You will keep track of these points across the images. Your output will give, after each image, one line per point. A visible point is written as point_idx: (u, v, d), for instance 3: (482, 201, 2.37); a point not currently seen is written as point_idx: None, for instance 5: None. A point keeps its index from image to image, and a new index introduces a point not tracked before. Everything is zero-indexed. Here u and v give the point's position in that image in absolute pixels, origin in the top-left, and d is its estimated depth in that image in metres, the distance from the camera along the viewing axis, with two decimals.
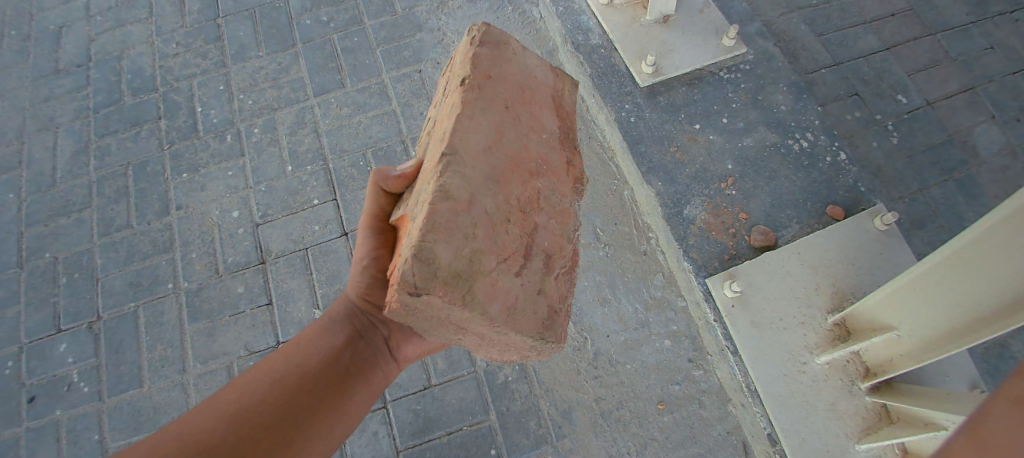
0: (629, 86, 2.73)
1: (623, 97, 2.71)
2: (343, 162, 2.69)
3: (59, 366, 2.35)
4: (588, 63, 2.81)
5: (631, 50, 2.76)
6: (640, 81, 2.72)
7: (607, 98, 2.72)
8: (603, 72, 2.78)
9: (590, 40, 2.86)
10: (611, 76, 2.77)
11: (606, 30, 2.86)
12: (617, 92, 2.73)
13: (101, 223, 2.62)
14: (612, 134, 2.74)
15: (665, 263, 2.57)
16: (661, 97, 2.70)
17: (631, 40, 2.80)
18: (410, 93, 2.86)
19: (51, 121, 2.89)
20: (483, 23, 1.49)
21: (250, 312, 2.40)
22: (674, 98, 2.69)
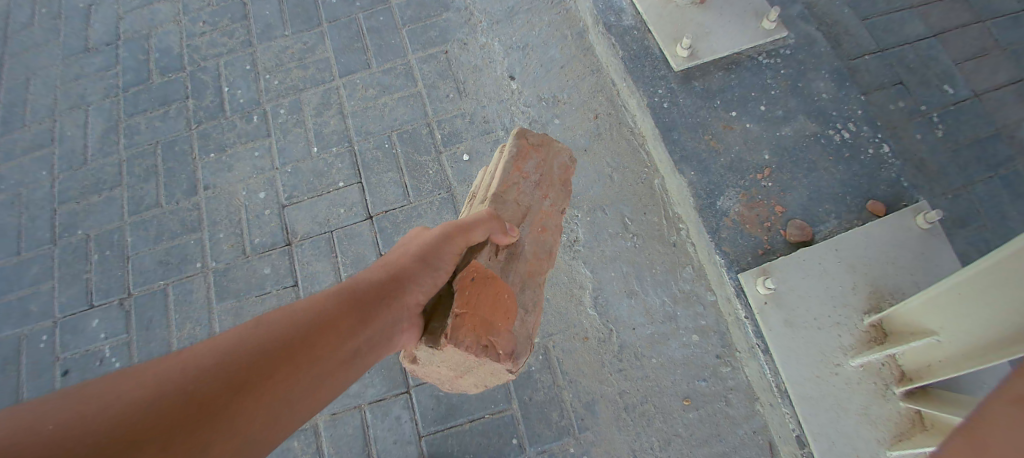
0: (663, 69, 2.62)
1: (656, 82, 2.59)
2: (368, 144, 2.67)
3: (91, 342, 2.42)
4: (621, 46, 2.69)
5: (667, 34, 2.65)
6: (674, 65, 2.60)
7: (641, 81, 2.60)
8: (636, 56, 2.66)
9: (622, 21, 2.74)
10: (643, 59, 2.65)
11: (640, 11, 2.74)
12: (650, 76, 2.61)
13: (130, 202, 2.64)
14: (643, 119, 2.61)
15: (695, 256, 2.48)
16: (696, 82, 2.59)
17: (666, 22, 2.68)
18: (437, 74, 2.81)
19: (81, 99, 2.91)
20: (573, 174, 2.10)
21: (276, 292, 2.44)
22: (710, 83, 2.58)
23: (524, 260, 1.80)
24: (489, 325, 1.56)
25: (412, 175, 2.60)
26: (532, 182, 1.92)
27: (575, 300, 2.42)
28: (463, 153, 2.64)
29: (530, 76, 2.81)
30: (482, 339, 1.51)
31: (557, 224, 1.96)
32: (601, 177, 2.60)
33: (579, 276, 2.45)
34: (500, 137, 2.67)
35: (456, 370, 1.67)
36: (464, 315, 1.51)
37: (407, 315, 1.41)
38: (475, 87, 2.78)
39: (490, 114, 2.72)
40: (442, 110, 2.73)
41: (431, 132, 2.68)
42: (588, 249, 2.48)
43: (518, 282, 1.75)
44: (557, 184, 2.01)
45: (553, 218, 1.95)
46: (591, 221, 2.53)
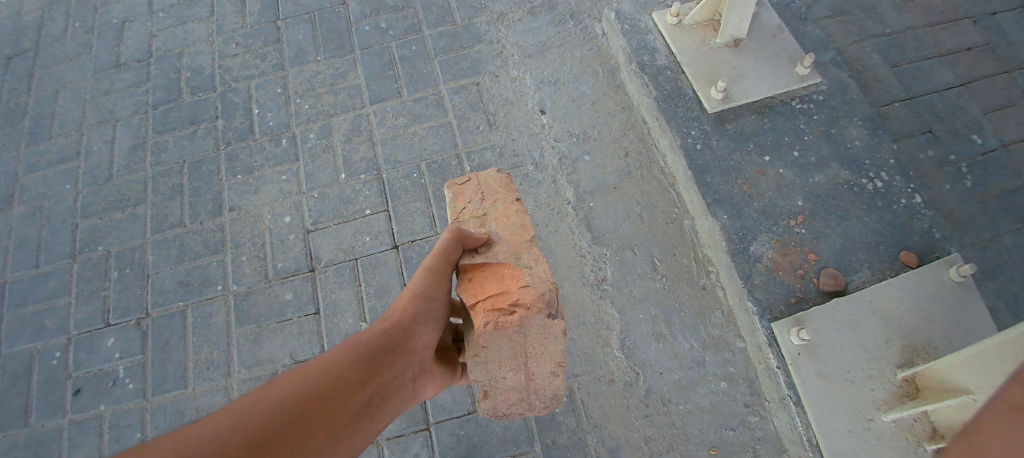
0: (696, 110, 2.64)
1: (689, 123, 2.61)
2: (396, 172, 2.66)
3: (105, 362, 2.37)
4: (654, 85, 2.71)
5: (701, 75, 2.66)
6: (708, 107, 2.61)
7: (673, 122, 2.62)
8: (669, 95, 2.68)
9: (656, 61, 2.77)
10: (675, 100, 2.67)
11: (674, 52, 2.77)
12: (684, 117, 2.62)
13: (154, 220, 2.62)
14: (676, 160, 2.60)
15: (725, 300, 2.43)
16: (729, 125, 2.59)
17: (699, 64, 2.69)
18: (467, 106, 2.82)
19: (110, 115, 2.91)
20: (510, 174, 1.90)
21: (297, 319, 2.40)
22: (743, 127, 2.59)
23: (500, 243, 1.64)
24: (499, 299, 1.48)
25: (439, 205, 2.57)
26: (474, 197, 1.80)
27: (603, 341, 2.38)
28: None
29: (560, 111, 2.81)
30: (497, 313, 1.45)
31: (516, 207, 1.75)
32: (631, 216, 2.59)
33: (607, 317, 2.41)
34: (530, 172, 2.66)
35: (524, 363, 1.56)
36: (474, 306, 1.50)
37: (416, 361, 1.47)
38: (506, 120, 2.78)
39: (520, 147, 2.72)
40: (471, 141, 2.72)
41: (460, 163, 2.67)
42: (616, 290, 2.45)
43: (509, 256, 1.60)
44: (499, 185, 1.83)
45: (508, 206, 1.76)
46: (620, 260, 2.50)
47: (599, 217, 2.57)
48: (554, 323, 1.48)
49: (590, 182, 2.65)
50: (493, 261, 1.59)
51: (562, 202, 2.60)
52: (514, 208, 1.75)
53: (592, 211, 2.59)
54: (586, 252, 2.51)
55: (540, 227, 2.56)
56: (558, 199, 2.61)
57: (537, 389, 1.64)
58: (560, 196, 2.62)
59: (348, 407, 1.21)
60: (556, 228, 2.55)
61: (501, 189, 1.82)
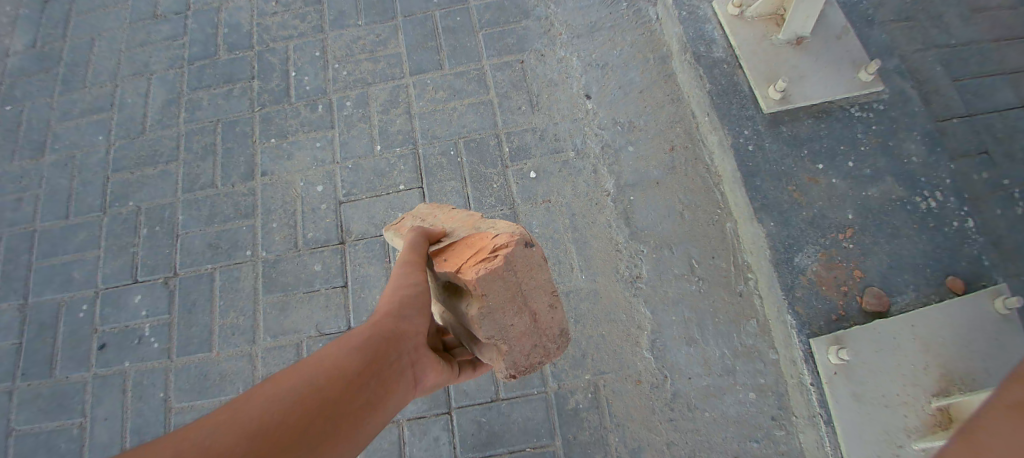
0: (751, 109, 2.54)
1: (742, 121, 2.52)
2: (433, 149, 2.58)
3: (132, 318, 2.40)
4: (709, 79, 2.61)
5: (760, 73, 2.57)
6: (764, 106, 2.52)
7: (725, 119, 2.53)
8: (723, 91, 2.59)
9: (712, 53, 2.68)
10: (731, 95, 2.58)
11: (734, 47, 2.67)
12: (737, 114, 2.53)
13: (186, 179, 2.58)
14: (726, 161, 2.52)
15: (762, 309, 2.38)
16: (784, 127, 2.50)
17: (759, 60, 2.59)
18: (510, 84, 2.72)
19: (145, 66, 2.84)
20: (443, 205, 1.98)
21: (324, 291, 2.37)
22: (797, 130, 2.49)
23: (459, 230, 1.65)
24: (477, 254, 1.46)
25: (475, 186, 2.51)
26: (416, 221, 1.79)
27: (632, 341, 2.33)
28: (529, 171, 2.54)
29: (606, 98, 2.71)
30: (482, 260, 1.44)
31: (460, 213, 1.79)
32: (671, 214, 2.52)
33: (638, 316, 2.36)
34: (570, 159, 2.57)
35: (523, 303, 1.47)
36: (460, 267, 1.45)
37: (414, 345, 1.26)
38: (549, 102, 2.68)
39: (562, 132, 2.62)
40: (512, 122, 2.63)
41: (498, 144, 2.58)
42: (650, 288, 2.39)
43: (470, 229, 1.61)
44: (434, 211, 1.87)
45: (453, 213, 1.79)
46: (657, 259, 2.44)
47: (639, 212, 2.50)
48: (531, 249, 1.49)
49: (632, 175, 2.56)
50: (458, 239, 1.57)
51: (601, 193, 2.51)
52: (459, 213, 1.79)
53: (632, 205, 2.51)
54: (622, 247, 2.44)
55: (578, 217, 2.47)
56: (597, 190, 2.52)
57: (546, 330, 1.50)
58: (600, 187, 2.53)
59: (351, 397, 1.01)
60: (594, 220, 2.47)
61: (438, 211, 1.85)
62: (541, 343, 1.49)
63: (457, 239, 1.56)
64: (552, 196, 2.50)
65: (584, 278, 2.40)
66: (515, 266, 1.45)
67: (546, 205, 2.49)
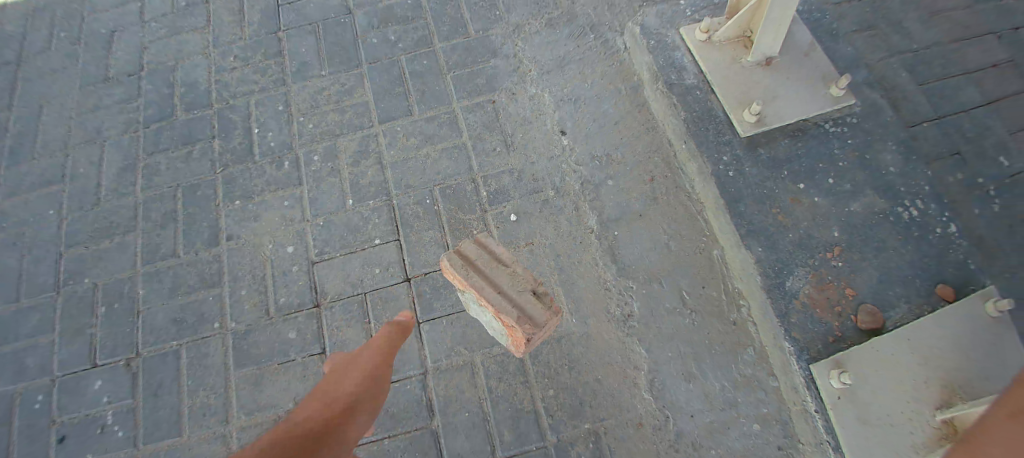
0: (727, 133, 2.56)
1: (721, 147, 2.52)
2: (408, 198, 2.48)
3: (92, 406, 2.21)
4: (683, 106, 2.63)
5: (734, 97, 2.58)
6: (741, 130, 2.52)
7: (703, 146, 2.54)
8: (699, 117, 2.60)
9: (685, 80, 2.69)
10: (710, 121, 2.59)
11: (705, 73, 2.67)
12: (715, 141, 2.54)
13: (146, 250, 2.43)
14: (707, 190, 2.51)
15: (758, 335, 2.31)
16: (762, 150, 2.51)
17: (731, 85, 2.61)
18: (483, 126, 2.66)
19: (97, 133, 2.70)
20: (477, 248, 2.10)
21: (301, 360, 2.23)
22: (775, 152, 2.49)
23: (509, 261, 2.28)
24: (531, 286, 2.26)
25: (454, 234, 2.41)
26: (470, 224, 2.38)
27: (631, 382, 2.24)
28: (510, 213, 2.47)
29: (582, 132, 2.68)
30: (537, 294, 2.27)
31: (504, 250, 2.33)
32: (658, 246, 2.47)
33: (634, 356, 2.28)
34: (550, 198, 2.51)
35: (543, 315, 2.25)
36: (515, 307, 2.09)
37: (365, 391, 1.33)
38: (524, 141, 2.64)
39: (540, 171, 2.57)
40: (487, 165, 2.56)
41: (476, 188, 2.51)
42: (643, 325, 2.32)
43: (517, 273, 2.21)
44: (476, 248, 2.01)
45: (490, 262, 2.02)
46: (647, 294, 2.38)
47: (625, 246, 2.45)
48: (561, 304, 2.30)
49: (614, 209, 2.52)
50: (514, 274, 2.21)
51: (584, 230, 2.46)
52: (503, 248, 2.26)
53: (617, 240, 2.46)
54: (611, 285, 2.38)
55: (562, 257, 2.41)
56: (581, 227, 2.47)
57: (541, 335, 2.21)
58: (583, 224, 2.47)
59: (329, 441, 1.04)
60: (580, 259, 2.41)
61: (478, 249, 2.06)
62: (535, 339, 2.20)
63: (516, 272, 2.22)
64: (535, 238, 2.43)
65: (573, 322, 2.31)
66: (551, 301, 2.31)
67: (530, 247, 2.42)
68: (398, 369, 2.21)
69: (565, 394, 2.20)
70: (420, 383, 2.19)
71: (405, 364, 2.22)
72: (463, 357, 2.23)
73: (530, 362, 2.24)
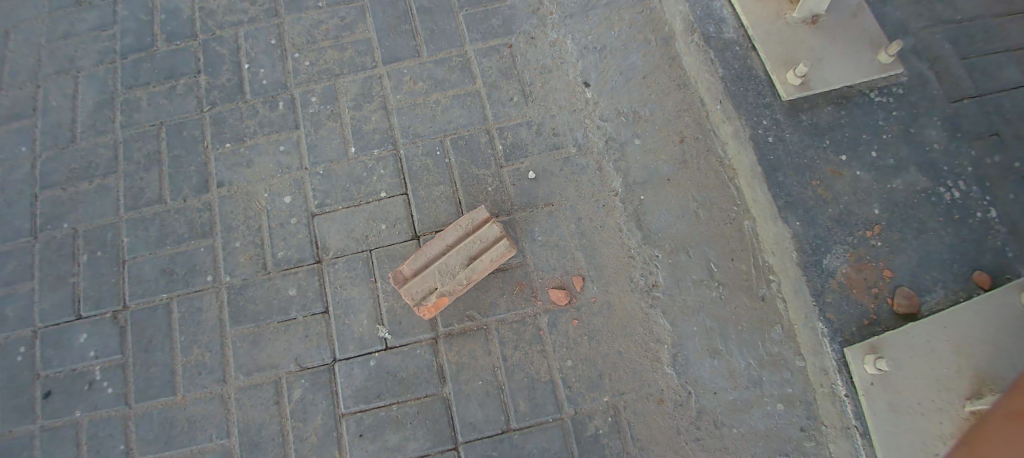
0: (768, 96, 2.34)
1: (760, 110, 2.31)
2: (416, 148, 2.24)
3: (79, 361, 2.08)
4: (720, 63, 2.39)
5: (778, 57, 2.34)
6: (785, 93, 2.29)
7: (742, 107, 2.32)
8: (739, 76, 2.37)
9: (723, 33, 2.44)
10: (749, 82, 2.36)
11: (748, 29, 2.43)
12: (756, 102, 2.32)
13: (129, 194, 2.23)
14: (743, 156, 2.29)
15: (786, 313, 2.17)
16: (804, 116, 2.31)
17: (775, 43, 2.37)
18: (499, 72, 2.37)
19: (70, 63, 2.43)
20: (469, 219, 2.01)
21: (302, 319, 2.08)
22: (819, 119, 2.30)
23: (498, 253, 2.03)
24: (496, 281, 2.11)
25: (467, 190, 2.21)
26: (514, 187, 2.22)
27: (653, 356, 2.14)
28: (527, 171, 2.25)
29: (606, 86, 2.41)
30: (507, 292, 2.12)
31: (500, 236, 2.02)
32: (687, 213, 2.30)
33: (657, 328, 2.17)
34: (571, 155, 2.29)
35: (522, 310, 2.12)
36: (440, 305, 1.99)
37: None
38: (543, 92, 2.35)
39: (561, 126, 2.32)
40: (503, 116, 2.30)
41: (490, 141, 2.27)
42: (668, 298, 2.20)
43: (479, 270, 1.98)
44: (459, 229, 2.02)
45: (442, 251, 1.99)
46: (674, 264, 2.23)
47: (651, 212, 2.27)
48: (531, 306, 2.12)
49: (640, 172, 2.31)
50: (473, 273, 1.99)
51: (609, 193, 2.26)
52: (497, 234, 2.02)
53: (643, 205, 2.27)
54: (636, 253, 2.22)
55: (585, 221, 2.22)
56: (604, 190, 2.27)
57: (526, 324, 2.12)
58: (607, 186, 2.27)
59: None
60: (603, 224, 2.23)
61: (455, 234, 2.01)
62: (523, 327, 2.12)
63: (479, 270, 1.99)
64: (554, 199, 2.23)
65: (595, 289, 2.16)
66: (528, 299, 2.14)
67: (548, 209, 2.21)
68: (408, 333, 2.07)
69: (584, 366, 2.10)
70: (431, 349, 2.06)
71: (416, 328, 2.08)
72: (477, 322, 2.10)
73: (547, 332, 2.11)
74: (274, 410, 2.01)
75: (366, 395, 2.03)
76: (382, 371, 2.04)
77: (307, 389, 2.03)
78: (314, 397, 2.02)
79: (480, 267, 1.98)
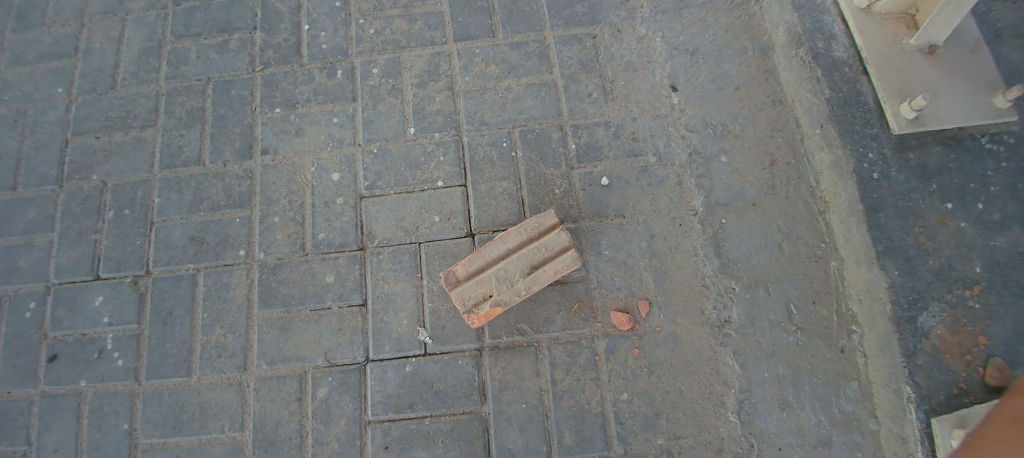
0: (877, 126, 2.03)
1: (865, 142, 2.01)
2: (480, 137, 2.04)
3: (91, 326, 1.91)
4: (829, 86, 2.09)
5: (891, 85, 2.02)
6: (895, 127, 1.97)
7: (848, 135, 2.02)
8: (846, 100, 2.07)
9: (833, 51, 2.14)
10: (855, 108, 2.06)
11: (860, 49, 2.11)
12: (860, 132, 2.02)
13: (165, 151, 2.05)
14: (840, 189, 2.03)
15: (865, 370, 1.90)
16: (911, 155, 1.99)
17: (889, 68, 2.04)
18: (579, 64, 2.17)
19: (119, 4, 2.26)
20: (537, 223, 1.81)
21: (337, 310, 1.89)
22: (926, 161, 1.98)
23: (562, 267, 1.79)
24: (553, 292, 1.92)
25: (532, 190, 1.99)
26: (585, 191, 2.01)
27: (717, 400, 1.90)
28: (600, 176, 2.03)
29: (696, 91, 2.21)
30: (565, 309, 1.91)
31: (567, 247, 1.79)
32: (768, 245, 2.06)
33: (725, 370, 1.93)
34: (650, 165, 2.07)
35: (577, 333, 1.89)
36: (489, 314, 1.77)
37: None
38: (626, 92, 2.15)
39: (641, 130, 2.11)
40: (580, 113, 2.10)
41: (563, 139, 2.06)
42: (740, 337, 1.95)
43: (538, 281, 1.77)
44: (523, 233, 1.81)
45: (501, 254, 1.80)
46: (751, 300, 1.99)
47: (731, 239, 2.04)
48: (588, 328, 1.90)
49: (725, 192, 2.09)
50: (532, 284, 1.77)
51: (687, 212, 2.04)
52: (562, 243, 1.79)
53: (723, 231, 2.04)
54: (710, 282, 1.99)
55: (658, 238, 2.00)
56: (683, 207, 2.05)
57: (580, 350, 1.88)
58: (687, 204, 2.05)
59: None
60: (678, 245, 2.01)
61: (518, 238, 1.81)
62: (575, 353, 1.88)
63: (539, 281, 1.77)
64: (626, 210, 2.01)
65: (661, 318, 1.94)
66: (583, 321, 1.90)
67: (619, 221, 2.00)
68: (451, 340, 1.86)
69: (640, 401, 1.87)
70: (474, 361, 1.86)
71: (459, 336, 1.87)
72: (527, 338, 1.88)
73: (604, 358, 1.88)
74: (295, 407, 1.82)
75: (397, 404, 1.82)
76: (417, 379, 1.84)
77: (333, 389, 1.83)
78: (340, 398, 1.82)
79: (541, 278, 1.77)
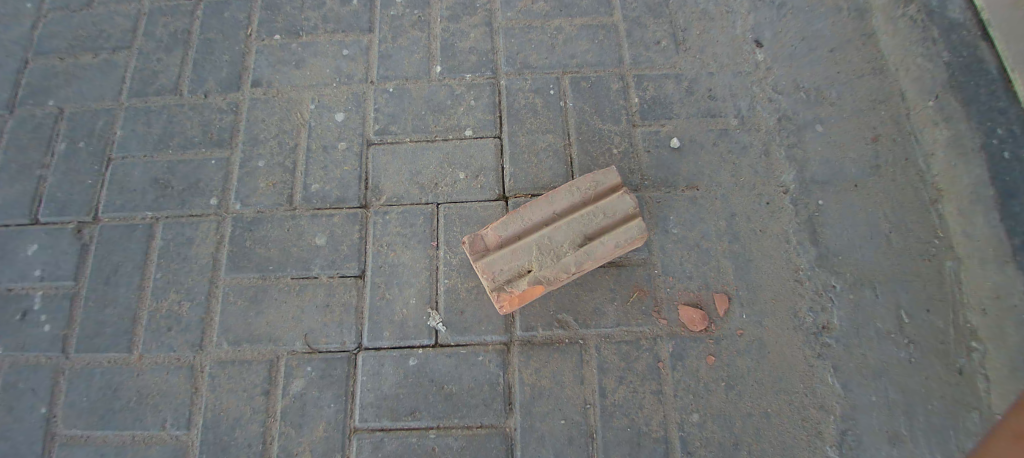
0: (1004, 98, 1.45)
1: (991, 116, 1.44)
2: (522, 81, 1.66)
3: (19, 280, 1.50)
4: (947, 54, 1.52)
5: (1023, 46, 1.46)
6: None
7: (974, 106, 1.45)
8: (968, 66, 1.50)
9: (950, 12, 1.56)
10: (978, 74, 1.48)
11: (980, 7, 1.55)
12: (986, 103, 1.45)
13: (139, 78, 1.69)
14: (960, 173, 1.45)
15: (988, 398, 1.32)
16: None
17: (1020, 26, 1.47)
18: (645, 6, 1.78)
19: None
20: (595, 181, 1.39)
21: (327, 280, 1.47)
22: None
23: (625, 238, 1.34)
24: (606, 276, 1.49)
25: (584, 147, 1.59)
26: (647, 154, 1.61)
27: (813, 429, 1.40)
28: (669, 137, 1.63)
29: (784, 49, 1.73)
30: (620, 298, 1.47)
31: (633, 214, 1.36)
32: (875, 236, 1.52)
33: (822, 390, 1.42)
34: (731, 128, 1.65)
35: (636, 332, 1.45)
36: (527, 294, 1.33)
37: None
38: (701, 42, 1.75)
39: (719, 88, 1.70)
40: (644, 62, 1.71)
41: (624, 90, 1.67)
42: (843, 349, 1.44)
43: (594, 256, 1.33)
44: (576, 194, 1.38)
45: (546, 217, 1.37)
46: (855, 304, 1.47)
47: (831, 226, 1.54)
48: (650, 325, 1.45)
49: (822, 169, 1.60)
50: (585, 260, 1.32)
51: (776, 188, 1.59)
52: (623, 208, 1.36)
53: (820, 214, 1.55)
54: (804, 276, 1.50)
55: (740, 219, 1.56)
56: (770, 182, 1.59)
57: (638, 354, 1.43)
58: (775, 178, 1.60)
59: None
60: (765, 228, 1.55)
61: (568, 199, 1.38)
62: (632, 356, 1.43)
63: (595, 256, 1.33)
64: (700, 181, 1.59)
65: (744, 318, 1.47)
66: (642, 316, 1.46)
67: (691, 194, 1.57)
68: (470, 329, 1.43)
69: (714, 425, 1.40)
70: (499, 358, 1.41)
71: (481, 324, 1.43)
72: (571, 333, 1.44)
73: (669, 366, 1.43)
74: (259, 402, 1.38)
75: (393, 409, 1.37)
76: (423, 377, 1.40)
77: (312, 382, 1.39)
78: (319, 396, 1.38)
79: (597, 254, 1.33)
